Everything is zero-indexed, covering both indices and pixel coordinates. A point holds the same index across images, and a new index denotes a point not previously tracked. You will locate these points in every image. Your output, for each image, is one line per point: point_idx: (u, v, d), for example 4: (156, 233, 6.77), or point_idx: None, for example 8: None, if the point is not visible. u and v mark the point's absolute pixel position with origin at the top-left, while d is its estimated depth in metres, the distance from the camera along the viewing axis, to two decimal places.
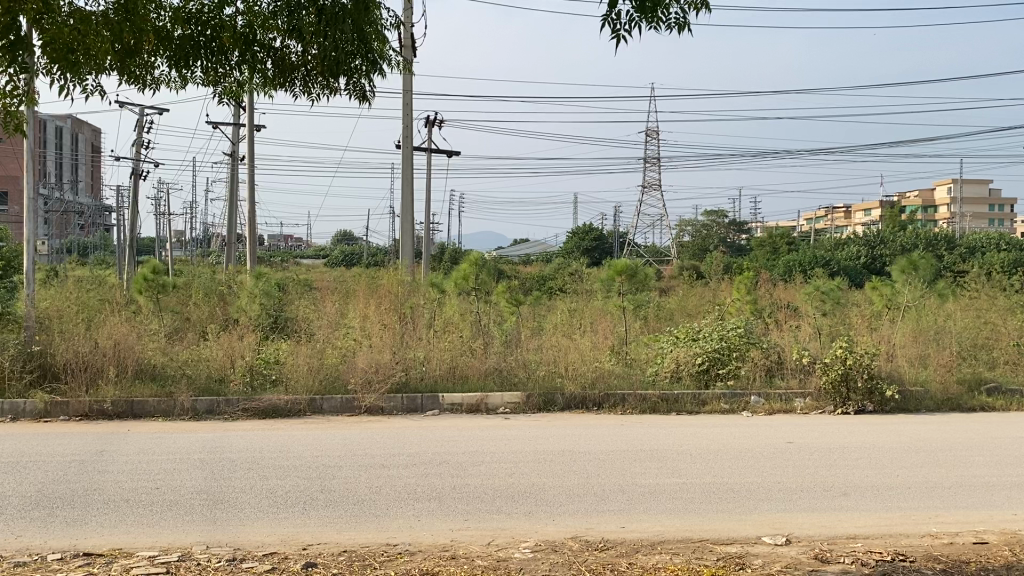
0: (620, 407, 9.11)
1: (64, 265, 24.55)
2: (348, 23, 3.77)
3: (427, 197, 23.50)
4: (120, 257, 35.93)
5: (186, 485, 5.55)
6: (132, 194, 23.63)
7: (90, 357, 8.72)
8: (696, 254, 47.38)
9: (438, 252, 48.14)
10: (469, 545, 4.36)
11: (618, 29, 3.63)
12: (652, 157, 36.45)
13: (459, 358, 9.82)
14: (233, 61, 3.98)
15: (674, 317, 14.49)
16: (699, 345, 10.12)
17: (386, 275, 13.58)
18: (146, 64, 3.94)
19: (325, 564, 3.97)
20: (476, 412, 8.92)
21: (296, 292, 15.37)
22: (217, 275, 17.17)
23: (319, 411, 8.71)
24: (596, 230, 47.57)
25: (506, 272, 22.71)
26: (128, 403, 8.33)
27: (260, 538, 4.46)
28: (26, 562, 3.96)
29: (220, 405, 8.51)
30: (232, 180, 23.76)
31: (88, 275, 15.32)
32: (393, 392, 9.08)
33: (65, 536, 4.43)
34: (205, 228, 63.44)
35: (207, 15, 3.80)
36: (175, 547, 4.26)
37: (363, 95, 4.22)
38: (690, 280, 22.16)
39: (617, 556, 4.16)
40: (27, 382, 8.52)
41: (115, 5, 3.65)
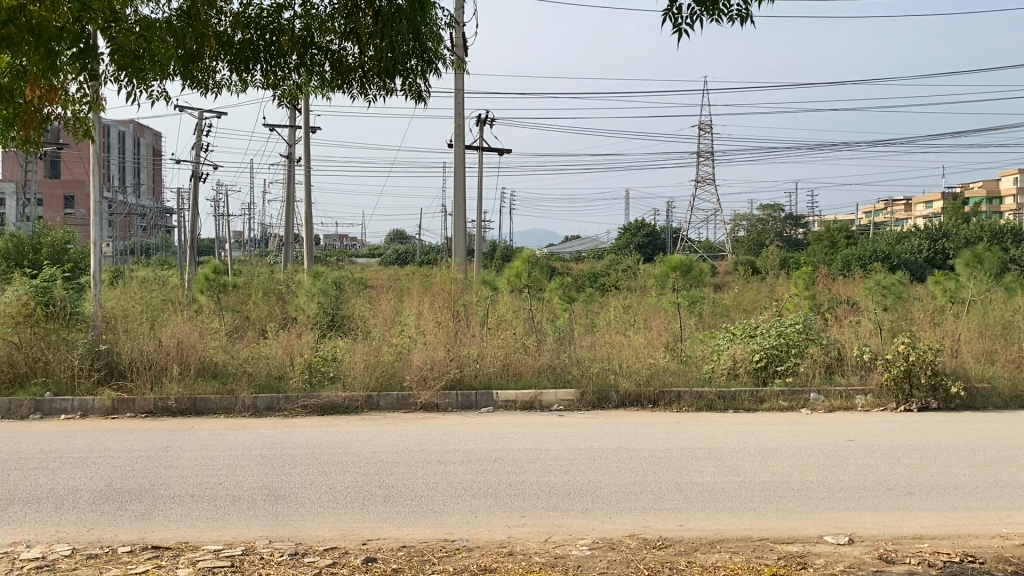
0: (676, 405, 9.03)
1: (130, 265, 25.41)
2: (403, 24, 3.78)
3: (479, 195, 23.64)
4: (182, 259, 36.93)
5: (249, 480, 5.67)
6: (192, 196, 24.17)
7: (155, 356, 8.98)
8: (751, 248, 46.79)
9: (490, 250, 48.30)
10: (527, 541, 4.37)
11: (679, 24, 3.71)
12: (706, 151, 36.03)
13: (514, 355, 9.87)
14: (292, 64, 4.02)
15: (730, 313, 14.32)
16: (757, 342, 9.98)
17: (440, 273, 13.74)
18: (208, 69, 3.97)
19: (386, 559, 4.02)
20: (531, 409, 8.95)
21: (352, 290, 15.54)
22: (275, 273, 17.51)
23: (377, 407, 8.84)
24: (648, 226, 47.26)
25: (562, 270, 22.67)
26: (191, 401, 8.52)
27: (321, 533, 4.53)
28: (98, 554, 4.09)
29: (280, 402, 8.66)
30: (289, 181, 24.20)
31: (151, 275, 15.80)
32: (447, 388, 9.13)
33: (134, 530, 4.56)
34: (262, 228, 64.83)
35: (268, 19, 3.88)
36: (239, 541, 4.35)
37: (420, 94, 4.21)
38: (746, 274, 21.86)
39: (676, 554, 4.13)
40: (95, 380, 8.83)
41: (178, 13, 3.75)
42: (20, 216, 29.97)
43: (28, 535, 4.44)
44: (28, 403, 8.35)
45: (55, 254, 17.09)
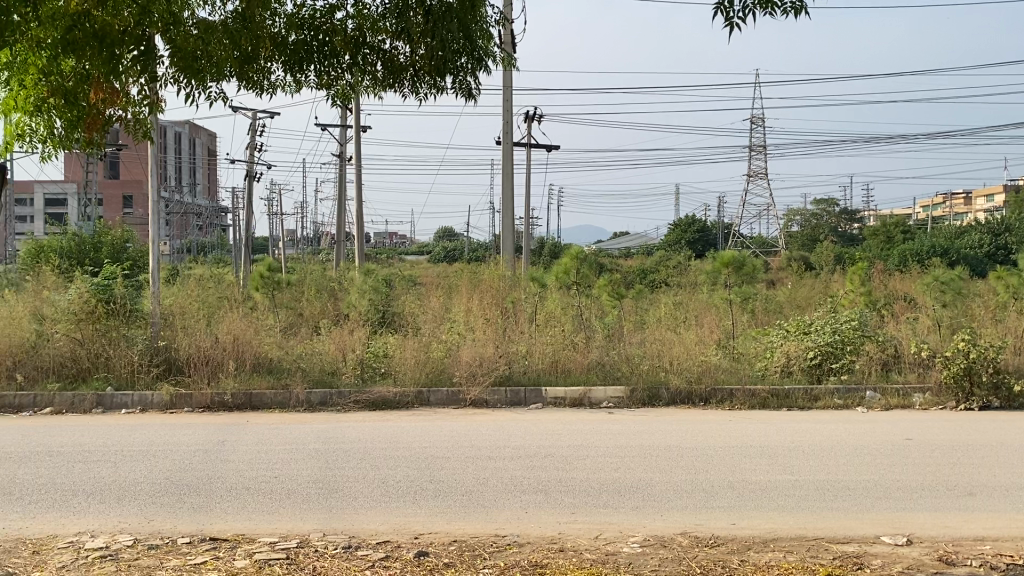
0: (729, 403, 8.93)
1: (188, 263, 26.01)
2: (454, 22, 3.81)
3: (528, 193, 23.66)
4: (237, 256, 37.70)
5: (304, 474, 5.77)
6: (246, 195, 24.61)
7: (211, 352, 9.19)
8: (804, 243, 46.06)
9: (539, 246, 48.30)
10: (578, 538, 4.37)
11: (731, 17, 3.68)
12: (759, 145, 35.57)
13: (563, 352, 9.88)
14: (345, 64, 4.08)
15: (784, 309, 14.11)
16: (812, 339, 9.82)
17: (489, 271, 13.79)
18: (264, 70, 4.03)
19: (437, 553, 4.05)
20: (580, 406, 8.93)
21: (403, 286, 15.66)
22: (327, 271, 17.76)
23: (427, 403, 8.91)
24: (699, 222, 46.81)
25: (612, 268, 22.56)
26: (247, 396, 8.69)
27: (373, 526, 4.60)
28: (158, 544, 4.20)
29: (332, 397, 8.78)
30: (341, 180, 24.48)
31: (207, 272, 16.17)
32: (497, 384, 9.17)
33: (192, 522, 4.67)
34: (315, 227, 65.78)
35: (321, 20, 3.94)
36: (294, 534, 4.43)
37: (471, 91, 4.21)
38: (800, 269, 21.52)
39: (729, 552, 4.10)
40: (154, 375, 9.07)
41: (233, 15, 3.85)
42: (81, 217, 30.70)
43: (91, 526, 4.58)
44: (91, 397, 8.59)
45: (115, 253, 17.57)
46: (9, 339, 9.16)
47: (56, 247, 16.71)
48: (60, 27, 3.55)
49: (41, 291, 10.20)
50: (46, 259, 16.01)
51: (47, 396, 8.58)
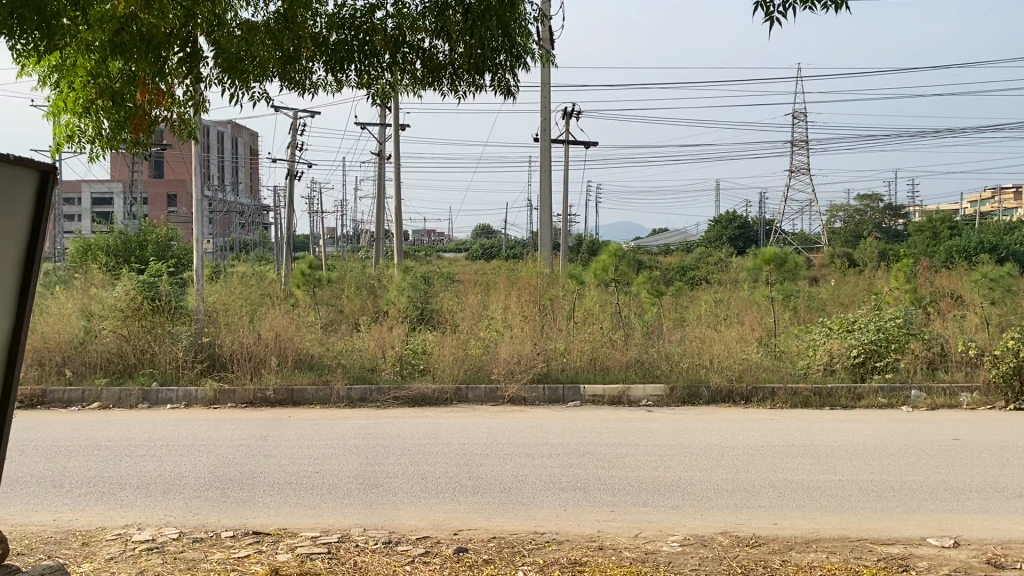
0: (770, 401, 8.84)
1: (230, 261, 26.41)
2: (493, 20, 3.81)
3: (566, 190, 23.63)
4: (278, 254, 38.16)
5: (344, 469, 5.82)
6: (287, 193, 24.89)
7: (254, 348, 9.35)
8: (848, 239, 45.38)
9: (577, 243, 48.17)
10: (617, 536, 4.35)
11: (771, 12, 3.64)
12: (801, 140, 35.10)
13: (601, 349, 9.84)
14: (385, 63, 4.11)
15: (826, 307, 13.91)
16: (855, 337, 9.67)
17: (527, 268, 13.80)
18: (305, 70, 4.07)
19: (477, 550, 4.07)
20: (619, 404, 8.89)
21: (440, 283, 15.72)
22: (367, 268, 17.90)
23: (465, 399, 8.95)
24: (740, 219, 46.33)
25: (651, 265, 22.42)
26: (289, 391, 8.80)
27: (413, 522, 4.63)
28: (203, 537, 4.28)
29: (372, 393, 8.86)
30: (380, 178, 24.65)
31: (250, 270, 16.39)
32: (535, 381, 9.17)
33: (236, 516, 4.74)
34: (354, 225, 66.34)
35: (361, 20, 3.96)
36: (335, 529, 4.48)
37: (510, 89, 4.18)
38: (843, 266, 21.20)
39: (770, 552, 4.05)
40: (198, 370, 9.23)
41: (275, 16, 3.87)
42: (126, 216, 31.23)
43: (139, 519, 4.68)
44: (137, 393, 8.76)
45: (160, 251, 17.91)
46: (59, 335, 9.38)
47: (104, 245, 17.08)
48: (108, 29, 3.65)
49: (90, 288, 10.44)
50: (94, 256, 16.37)
51: (95, 390, 8.77)
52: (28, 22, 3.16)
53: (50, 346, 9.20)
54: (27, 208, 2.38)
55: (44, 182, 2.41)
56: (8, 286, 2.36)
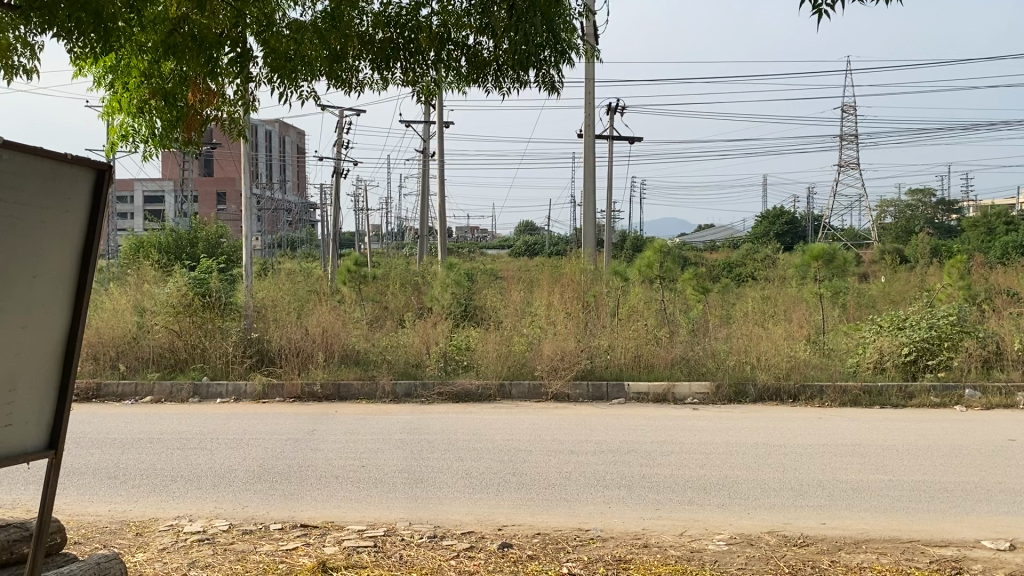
0: (819, 399, 8.73)
1: (279, 257, 26.81)
2: (538, 16, 3.80)
3: (609, 186, 23.57)
4: (324, 250, 38.63)
5: (390, 463, 5.88)
6: (333, 191, 25.20)
7: (302, 344, 9.49)
8: (899, 235, 44.48)
9: (621, 240, 47.95)
10: (662, 534, 4.33)
11: (820, 5, 3.58)
12: (849, 134, 34.50)
13: (646, 346, 9.80)
14: (430, 61, 4.13)
15: (876, 303, 13.67)
16: (906, 335, 9.48)
17: (570, 265, 13.79)
18: (352, 69, 4.08)
19: (521, 545, 4.08)
20: (664, 401, 8.85)
21: (484, 280, 15.80)
22: (411, 265, 18.04)
23: (509, 396, 8.98)
24: (787, 214, 45.69)
25: (696, 262, 22.24)
26: (335, 386, 8.92)
27: (458, 516, 4.66)
28: (252, 529, 4.35)
29: (417, 389, 8.93)
30: (424, 176, 24.81)
31: (297, 266, 16.63)
32: (579, 378, 9.17)
33: (284, 508, 4.81)
34: (398, 221, 66.85)
35: (407, 18, 3.98)
36: (382, 522, 4.53)
37: (555, 85, 4.15)
38: (894, 262, 20.79)
39: (819, 552, 3.99)
40: (247, 365, 9.40)
41: (322, 15, 3.89)
42: (178, 213, 31.91)
43: (190, 510, 4.78)
44: (188, 387, 8.95)
45: (210, 248, 18.29)
46: (114, 330, 9.62)
47: (156, 242, 17.48)
48: (161, 30, 3.73)
49: (143, 284, 10.68)
50: (147, 253, 16.77)
51: (148, 384, 8.98)
52: (84, 25, 3.25)
53: (105, 342, 9.44)
54: (83, 206, 2.44)
55: (99, 180, 2.47)
56: (64, 282, 2.42)
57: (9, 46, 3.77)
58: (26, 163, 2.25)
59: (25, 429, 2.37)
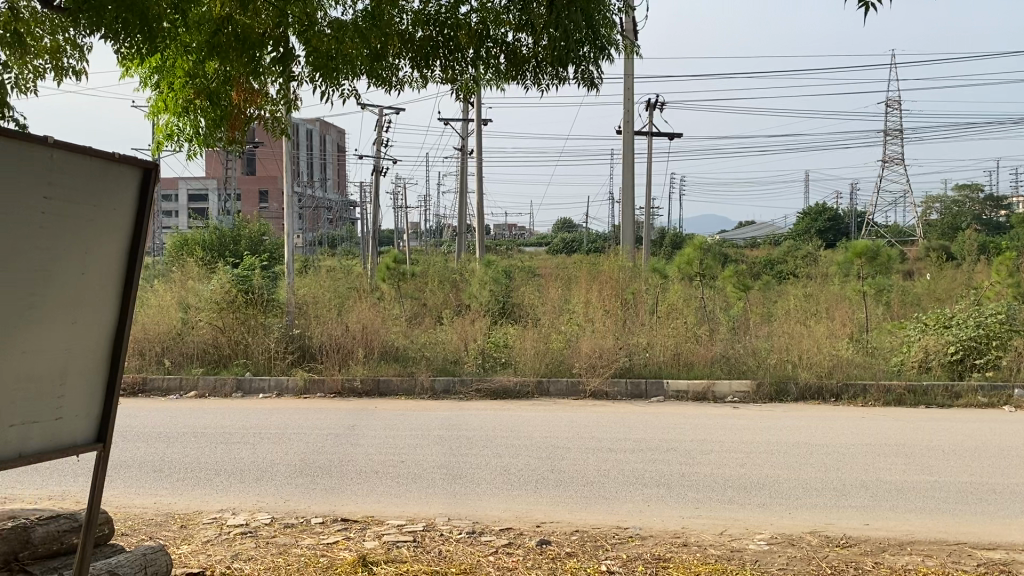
0: (862, 398, 8.60)
1: (320, 254, 27.09)
2: (578, 11, 3.78)
3: (648, 183, 23.44)
4: (364, 248, 38.94)
5: (428, 459, 5.92)
6: (373, 189, 25.40)
7: (342, 340, 9.58)
8: (945, 231, 43.58)
9: (660, 237, 47.62)
10: (702, 533, 4.30)
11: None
12: (894, 129, 33.91)
13: (685, 343, 9.73)
14: (469, 59, 4.12)
15: (922, 301, 13.41)
16: (952, 333, 9.29)
17: (608, 262, 13.73)
18: (392, 67, 4.12)
19: (560, 542, 4.08)
20: (703, 399, 8.79)
21: (522, 277, 15.82)
22: (450, 262, 18.12)
23: (546, 393, 8.98)
24: (830, 211, 45.02)
25: (737, 259, 22.01)
26: (375, 382, 9.00)
27: (496, 513, 4.67)
28: (294, 523, 4.41)
29: (456, 385, 8.98)
30: (462, 173, 24.88)
31: (337, 263, 16.78)
32: (617, 375, 9.14)
33: (324, 503, 4.87)
34: (437, 218, 67.13)
35: (446, 15, 3.99)
36: (421, 518, 4.55)
37: (593, 81, 4.11)
38: (942, 259, 20.37)
39: (862, 554, 3.93)
40: (289, 361, 9.52)
41: (362, 14, 3.92)
42: (221, 211, 32.47)
43: (233, 503, 4.85)
44: (232, 382, 9.10)
45: (253, 245, 18.54)
46: (159, 326, 9.81)
47: (200, 239, 17.79)
48: (205, 31, 3.79)
49: (187, 280, 10.86)
50: (191, 250, 17.08)
51: (192, 379, 9.14)
52: (131, 27, 3.31)
53: (150, 337, 9.63)
54: (130, 204, 2.49)
55: (146, 179, 2.52)
56: (112, 278, 2.47)
57: (58, 48, 3.86)
58: (75, 162, 2.30)
59: (76, 423, 2.43)
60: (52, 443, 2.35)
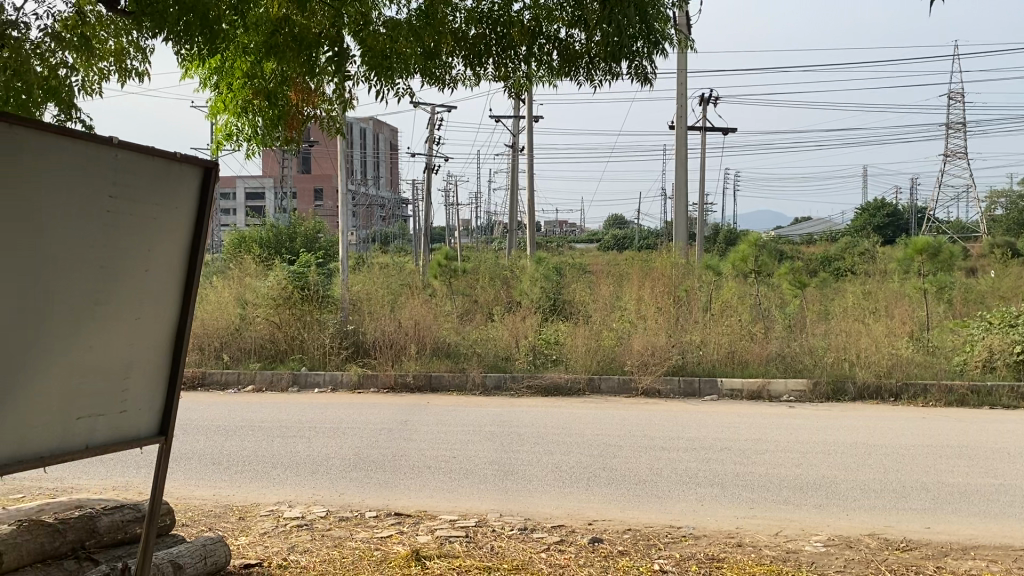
0: (922, 398, 8.39)
1: (373, 251, 27.41)
2: (631, 6, 3.76)
3: (701, 179, 23.18)
4: (416, 244, 39.26)
5: (480, 455, 5.95)
6: (424, 186, 25.57)
7: (395, 336, 9.68)
8: (1011, 226, 42.22)
9: (712, 233, 47.07)
10: (756, 534, 4.25)
11: None
12: (957, 121, 32.99)
13: (739, 341, 9.59)
14: (522, 55, 4.12)
15: (986, 299, 13.02)
16: (1018, 332, 9.00)
17: (661, 259, 13.63)
18: (445, 65, 4.14)
19: (611, 540, 4.06)
20: (758, 398, 8.68)
21: (573, 273, 15.78)
22: (502, 259, 18.16)
23: (598, 390, 8.95)
24: (889, 206, 43.97)
25: (793, 255, 21.65)
26: (427, 377, 9.08)
27: (548, 509, 4.67)
28: (348, 516, 4.47)
29: (507, 381, 9.00)
30: (513, 169, 24.90)
31: (390, 260, 16.95)
32: (670, 373, 9.06)
33: (378, 497, 4.93)
34: (488, 215, 67.33)
35: (499, 13, 4.00)
36: (473, 513, 4.58)
37: (647, 77, 4.07)
38: (1007, 256, 19.73)
39: (923, 558, 3.84)
40: (343, 356, 9.66)
41: (416, 13, 3.94)
42: (277, 209, 33.01)
43: (289, 496, 4.94)
44: (288, 376, 9.27)
45: (308, 242, 18.83)
46: (217, 322, 10.03)
47: (257, 237, 18.15)
48: (263, 31, 3.85)
49: (244, 277, 11.08)
50: (248, 248, 17.43)
51: (249, 373, 9.33)
52: (192, 28, 3.38)
53: (210, 332, 9.86)
54: (192, 202, 2.55)
55: (207, 178, 2.58)
56: (174, 274, 2.53)
57: (122, 50, 3.97)
58: (138, 162, 2.36)
59: (139, 416, 2.49)
60: (118, 434, 2.42)
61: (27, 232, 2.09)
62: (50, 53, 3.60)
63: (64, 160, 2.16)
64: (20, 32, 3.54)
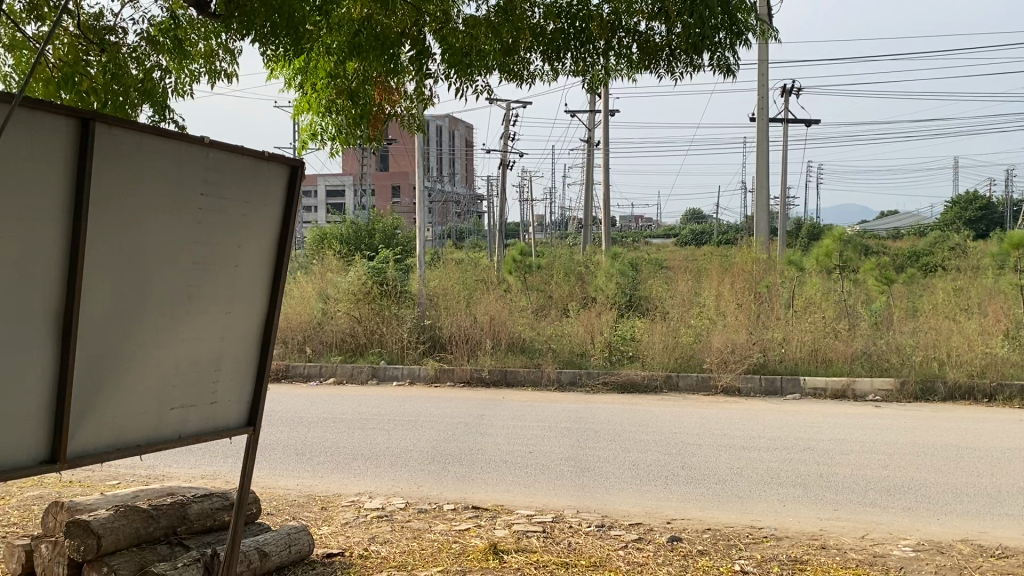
0: (1018, 399, 8.04)
1: (450, 247, 27.68)
2: None
3: (781, 173, 22.65)
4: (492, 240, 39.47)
5: (556, 451, 5.96)
6: (499, 182, 25.69)
7: (471, 331, 9.74)
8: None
9: (793, 228, 45.98)
10: (842, 536, 4.14)
11: None
12: None
13: (822, 339, 9.35)
14: (601, 49, 4.06)
15: None
16: None
17: (740, 254, 13.39)
18: (523, 61, 4.08)
19: (690, 539, 4.02)
20: (841, 397, 8.46)
21: (649, 269, 15.64)
22: (578, 254, 18.12)
23: (675, 387, 8.84)
24: (982, 199, 42.17)
25: (878, 250, 20.98)
26: (503, 373, 9.15)
27: (625, 507, 4.64)
28: (427, 508, 4.53)
29: (582, 377, 8.99)
30: (589, 163, 24.81)
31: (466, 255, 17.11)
32: (749, 372, 8.90)
33: (456, 490, 4.97)
34: (563, 211, 67.23)
35: (577, 7, 3.95)
36: (550, 509, 4.58)
37: (730, 68, 3.97)
38: None
39: (1020, 566, 3.68)
40: (421, 351, 9.83)
41: (495, 10, 3.90)
42: (357, 206, 33.63)
43: (370, 487, 5.03)
44: (368, 369, 9.44)
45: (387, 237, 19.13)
46: (300, 316, 10.28)
47: (337, 234, 18.53)
48: (346, 31, 3.92)
49: (326, 272, 11.32)
50: (329, 244, 17.82)
51: (330, 366, 9.54)
52: (280, 29, 3.47)
53: (293, 326, 10.12)
54: (279, 200, 2.62)
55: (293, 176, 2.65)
56: (262, 271, 2.61)
57: (211, 53, 4.09)
58: (228, 161, 2.43)
59: (228, 407, 2.57)
60: (208, 425, 2.50)
61: (126, 230, 2.17)
62: (146, 57, 3.83)
63: (159, 162, 2.23)
64: (118, 37, 3.71)
